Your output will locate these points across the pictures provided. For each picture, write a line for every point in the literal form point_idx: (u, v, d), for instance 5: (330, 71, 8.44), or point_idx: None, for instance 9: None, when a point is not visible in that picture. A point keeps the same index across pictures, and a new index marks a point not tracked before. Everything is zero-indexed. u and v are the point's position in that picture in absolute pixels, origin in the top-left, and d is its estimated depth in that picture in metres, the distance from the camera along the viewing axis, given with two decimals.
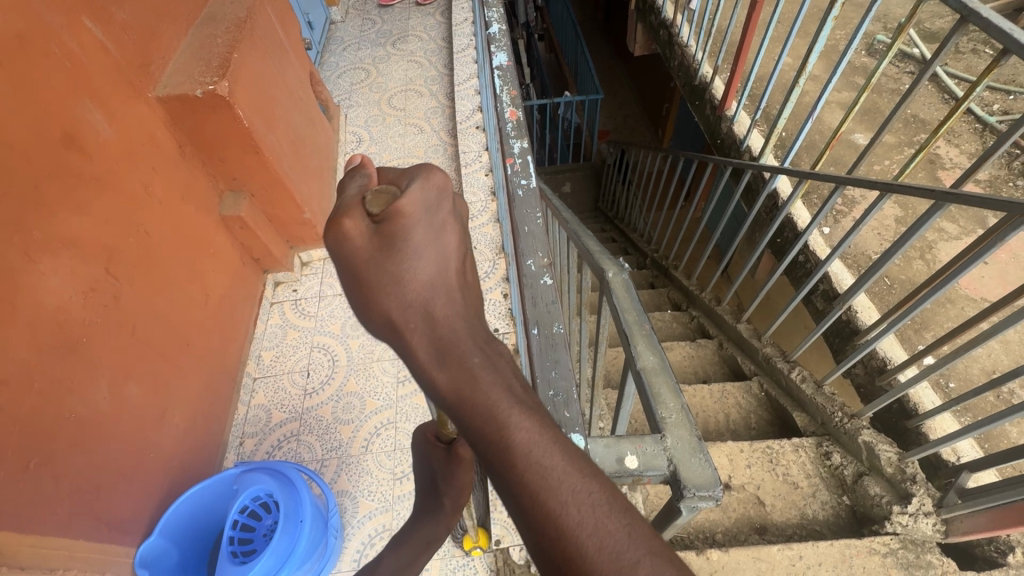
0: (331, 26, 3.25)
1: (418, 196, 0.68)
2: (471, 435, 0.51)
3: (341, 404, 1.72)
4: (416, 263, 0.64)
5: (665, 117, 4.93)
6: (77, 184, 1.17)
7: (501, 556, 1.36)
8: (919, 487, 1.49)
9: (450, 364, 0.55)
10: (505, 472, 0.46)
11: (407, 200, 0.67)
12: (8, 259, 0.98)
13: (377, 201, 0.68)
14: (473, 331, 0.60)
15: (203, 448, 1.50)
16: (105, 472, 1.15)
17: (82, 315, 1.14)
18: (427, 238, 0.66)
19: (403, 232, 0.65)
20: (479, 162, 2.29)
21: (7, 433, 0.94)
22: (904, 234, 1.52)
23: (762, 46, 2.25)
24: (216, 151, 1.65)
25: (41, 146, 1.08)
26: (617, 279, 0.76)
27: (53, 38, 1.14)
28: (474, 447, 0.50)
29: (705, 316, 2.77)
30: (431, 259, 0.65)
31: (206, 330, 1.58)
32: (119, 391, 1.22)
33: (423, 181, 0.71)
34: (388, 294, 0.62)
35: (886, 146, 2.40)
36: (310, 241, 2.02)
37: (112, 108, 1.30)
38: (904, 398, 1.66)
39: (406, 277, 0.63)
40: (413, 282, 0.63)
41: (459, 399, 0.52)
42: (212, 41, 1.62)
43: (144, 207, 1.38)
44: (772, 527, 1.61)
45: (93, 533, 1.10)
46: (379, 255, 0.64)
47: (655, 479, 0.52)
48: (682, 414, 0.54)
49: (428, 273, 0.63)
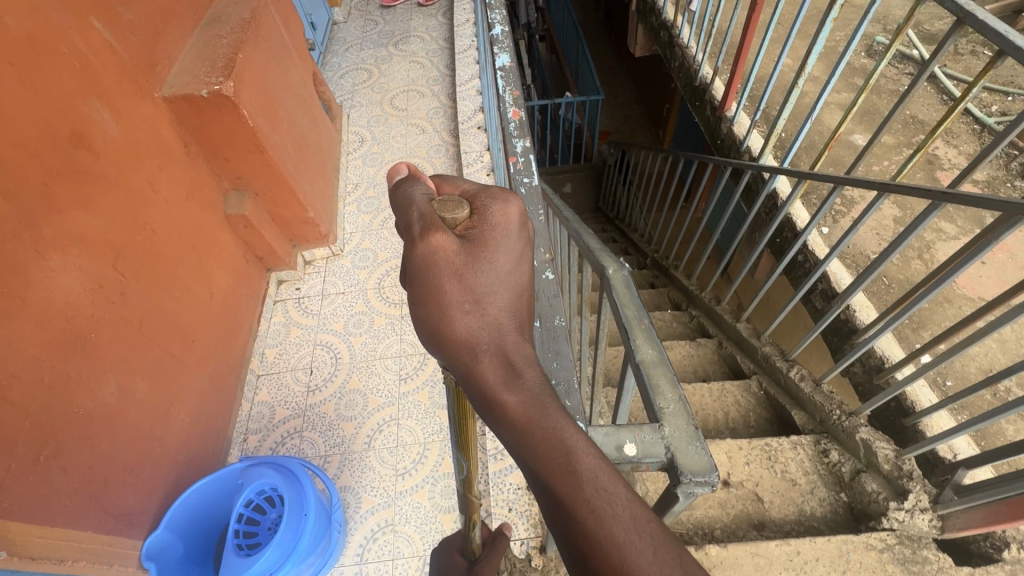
0: (334, 26, 3.27)
1: (500, 224, 0.67)
2: (529, 448, 0.53)
3: (344, 401, 1.73)
4: (497, 286, 0.62)
5: (666, 118, 4.95)
6: (86, 183, 1.19)
7: (501, 551, 1.36)
8: (916, 484, 1.51)
9: (519, 382, 0.56)
10: (564, 486, 0.50)
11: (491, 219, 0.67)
12: (18, 255, 1.00)
13: (450, 210, 0.66)
14: (504, 333, 0.60)
15: (208, 443, 1.52)
16: (113, 466, 1.17)
17: (90, 312, 1.16)
18: (507, 264, 0.64)
19: (487, 254, 0.63)
20: (480, 162, 2.30)
21: (17, 426, 0.96)
22: (902, 233, 1.53)
23: (762, 48, 2.27)
24: (221, 150, 1.67)
25: (50, 144, 1.10)
26: (616, 276, 0.78)
27: (62, 38, 1.16)
28: (529, 459, 0.53)
29: (704, 315, 2.79)
30: (509, 287, 0.63)
31: (211, 327, 1.60)
32: (126, 386, 1.23)
33: (498, 204, 0.69)
34: (466, 313, 0.59)
35: (885, 147, 2.42)
36: (313, 239, 2.04)
37: (119, 108, 1.32)
38: (902, 397, 1.68)
39: (485, 298, 0.60)
40: (490, 308, 0.61)
41: (524, 418, 0.54)
42: (218, 42, 1.64)
43: (150, 206, 1.40)
44: (770, 524, 1.62)
45: (101, 526, 1.12)
46: (461, 272, 0.61)
47: (653, 466, 0.53)
48: (679, 405, 0.56)
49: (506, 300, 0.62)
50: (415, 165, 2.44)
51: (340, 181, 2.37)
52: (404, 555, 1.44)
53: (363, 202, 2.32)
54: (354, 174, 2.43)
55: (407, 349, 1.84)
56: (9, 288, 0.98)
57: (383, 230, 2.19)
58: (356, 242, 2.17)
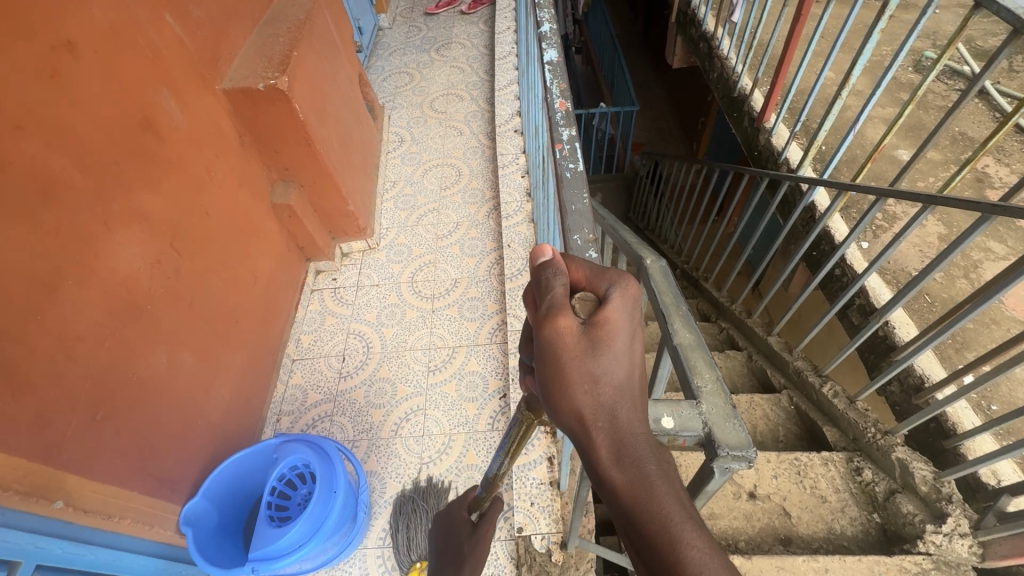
0: (379, 32, 3.39)
1: (615, 309, 0.58)
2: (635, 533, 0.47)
3: (373, 389, 1.78)
4: (615, 366, 0.56)
5: (701, 132, 4.92)
6: (151, 164, 1.27)
7: (523, 544, 1.38)
8: (955, 508, 1.45)
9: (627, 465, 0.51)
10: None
11: (610, 307, 0.57)
12: (89, 226, 1.08)
13: (584, 305, 0.59)
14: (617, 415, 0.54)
15: (246, 420, 1.59)
16: (159, 432, 1.23)
17: (148, 285, 1.24)
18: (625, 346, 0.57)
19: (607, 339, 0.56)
20: (516, 164, 2.32)
21: (79, 385, 1.03)
22: (947, 249, 1.48)
23: (804, 61, 2.25)
24: (273, 142, 1.75)
25: (124, 127, 1.19)
26: (654, 266, 0.79)
27: (139, 31, 1.25)
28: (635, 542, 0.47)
29: (735, 328, 2.76)
30: (623, 363, 0.56)
31: (253, 310, 1.67)
32: (175, 357, 1.30)
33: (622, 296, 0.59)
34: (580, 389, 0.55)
35: (931, 163, 2.35)
36: (352, 232, 2.11)
37: (184, 97, 1.41)
38: (942, 418, 1.62)
39: (601, 377, 0.55)
40: (607, 388, 0.55)
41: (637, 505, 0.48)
42: (275, 41, 1.73)
43: (207, 190, 1.48)
44: (798, 540, 1.57)
45: (146, 487, 1.19)
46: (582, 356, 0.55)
47: (689, 441, 0.53)
48: (717, 385, 0.56)
49: (620, 376, 0.55)
50: (452, 166, 2.49)
51: (380, 179, 2.45)
52: None
53: (400, 199, 2.38)
54: (393, 172, 2.50)
55: (436, 342, 1.88)
56: (79, 256, 1.05)
57: (418, 227, 2.25)
58: (392, 237, 2.23)
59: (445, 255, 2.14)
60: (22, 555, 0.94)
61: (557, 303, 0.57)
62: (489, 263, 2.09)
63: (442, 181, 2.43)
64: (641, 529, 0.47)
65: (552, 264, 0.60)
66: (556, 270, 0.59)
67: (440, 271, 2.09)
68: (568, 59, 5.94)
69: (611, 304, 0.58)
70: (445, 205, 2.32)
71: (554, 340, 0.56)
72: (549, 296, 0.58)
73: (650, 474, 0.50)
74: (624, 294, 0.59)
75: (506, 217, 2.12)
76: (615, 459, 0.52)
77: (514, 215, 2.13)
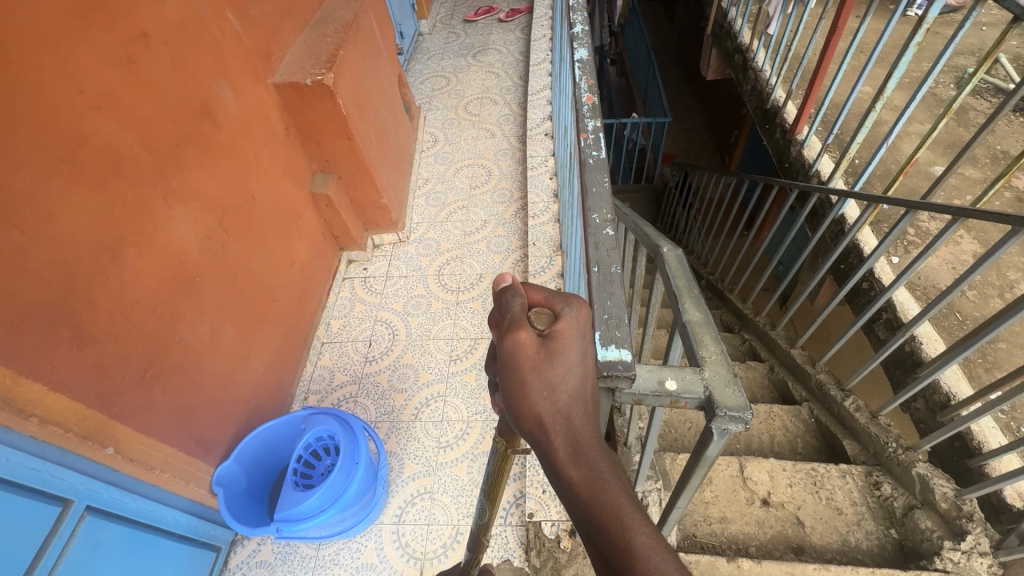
0: (419, 37, 3.52)
1: (571, 321, 0.59)
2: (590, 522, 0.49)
3: (397, 374, 1.85)
4: (569, 374, 0.57)
5: (733, 145, 4.90)
6: (207, 148, 1.37)
7: (533, 529, 1.42)
8: (975, 526, 1.43)
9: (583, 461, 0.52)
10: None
11: (564, 321, 0.59)
12: (150, 200, 1.18)
13: (540, 322, 0.59)
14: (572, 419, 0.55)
15: (276, 394, 1.67)
16: (198, 395, 1.32)
17: (198, 258, 1.33)
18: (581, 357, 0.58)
19: (562, 349, 0.57)
20: (544, 166, 2.38)
21: (133, 343, 1.12)
22: (977, 262, 1.46)
23: (839, 73, 2.25)
24: (316, 135, 1.86)
25: (185, 112, 1.29)
26: (670, 253, 0.83)
27: (203, 26, 1.36)
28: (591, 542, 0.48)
29: (757, 340, 2.74)
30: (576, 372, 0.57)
31: (289, 291, 1.77)
32: (217, 328, 1.40)
33: (575, 308, 0.61)
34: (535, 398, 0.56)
35: (968, 180, 2.31)
36: (384, 224, 2.20)
37: (239, 88, 1.52)
38: (967, 436, 1.59)
39: (557, 385, 0.56)
40: (563, 394, 0.56)
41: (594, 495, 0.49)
42: (323, 39, 1.84)
43: (253, 176, 1.58)
44: (810, 549, 1.56)
45: (184, 446, 1.28)
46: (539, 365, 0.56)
47: (691, 403, 0.58)
48: (720, 355, 0.60)
49: (573, 383, 0.56)
50: (483, 166, 2.57)
51: (413, 176, 2.54)
52: (439, 522, 1.52)
53: (432, 196, 2.46)
54: (425, 170, 2.59)
55: (459, 333, 1.94)
56: (140, 226, 1.15)
57: (448, 223, 2.33)
58: (421, 232, 2.31)
59: (472, 250, 2.21)
60: (75, 496, 1.04)
61: (515, 317, 0.58)
62: (513, 260, 2.15)
63: (473, 181, 2.50)
64: (597, 523, 0.48)
65: (511, 282, 0.62)
66: (513, 291, 0.60)
67: (466, 266, 2.16)
68: (602, 70, 6.01)
69: (567, 319, 0.59)
70: (474, 204, 2.40)
71: (514, 350, 0.56)
72: (508, 312, 0.58)
73: (603, 472, 0.51)
74: (577, 308, 0.60)
75: (532, 216, 2.18)
76: (571, 457, 0.53)
77: (540, 214, 2.18)
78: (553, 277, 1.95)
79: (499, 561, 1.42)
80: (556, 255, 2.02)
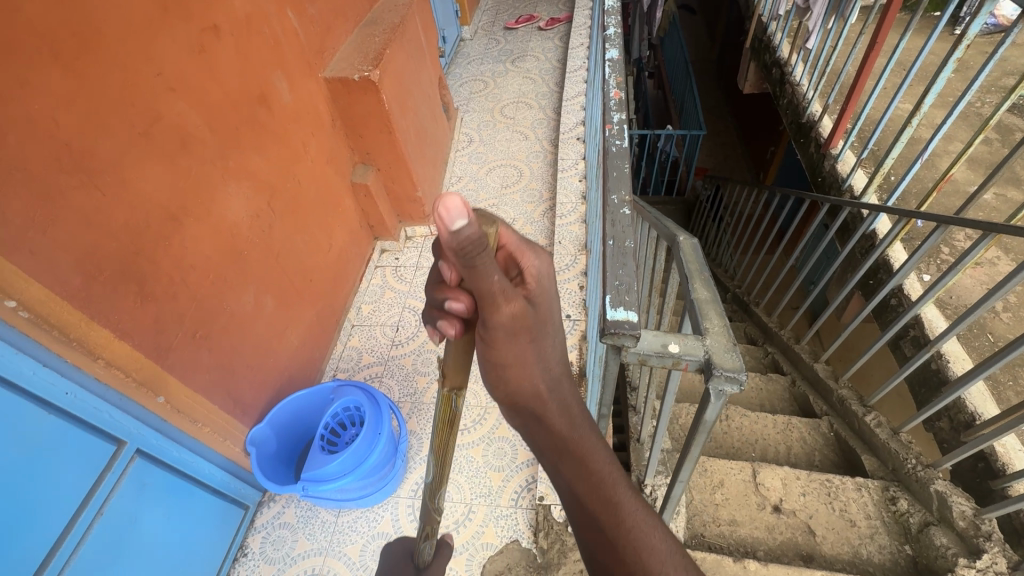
0: (460, 42, 3.65)
1: (539, 275, 0.65)
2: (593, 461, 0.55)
3: (421, 358, 1.93)
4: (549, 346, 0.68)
5: (768, 160, 4.86)
6: (261, 133, 1.49)
7: (542, 512, 1.47)
8: (993, 546, 1.40)
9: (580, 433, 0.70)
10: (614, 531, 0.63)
11: (534, 277, 0.64)
12: (210, 176, 1.29)
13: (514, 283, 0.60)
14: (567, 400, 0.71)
15: (308, 369, 1.77)
16: (239, 360, 1.43)
17: (247, 234, 1.45)
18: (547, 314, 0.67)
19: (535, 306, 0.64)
20: (575, 168, 2.44)
21: (187, 304, 1.23)
22: (1007, 278, 1.44)
23: (876, 88, 2.24)
24: (359, 128, 1.97)
25: (245, 99, 1.41)
26: (685, 241, 0.89)
27: (266, 22, 1.48)
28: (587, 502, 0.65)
29: (781, 354, 2.71)
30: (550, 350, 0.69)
31: (325, 273, 1.87)
32: (260, 300, 1.51)
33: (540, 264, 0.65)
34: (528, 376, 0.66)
35: (1009, 201, 2.25)
36: (417, 217, 2.29)
37: (293, 80, 1.64)
38: (991, 457, 1.56)
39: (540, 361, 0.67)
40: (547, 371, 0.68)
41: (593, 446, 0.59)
42: (371, 39, 1.96)
43: (301, 162, 1.70)
44: (821, 558, 1.55)
45: (224, 405, 1.38)
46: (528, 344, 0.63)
47: (691, 366, 0.63)
48: (723, 328, 0.65)
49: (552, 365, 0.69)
50: (514, 167, 2.65)
51: (447, 173, 2.64)
52: (452, 499, 1.57)
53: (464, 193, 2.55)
54: (459, 168, 2.69)
55: None
56: (200, 199, 1.26)
57: None
58: None
59: None
60: (128, 438, 1.15)
61: (502, 290, 0.51)
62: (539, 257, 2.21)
63: (504, 181, 2.58)
64: (596, 491, 0.66)
65: (489, 242, 0.45)
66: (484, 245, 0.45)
67: None
68: (638, 82, 6.05)
69: (534, 272, 0.64)
70: (503, 202, 2.48)
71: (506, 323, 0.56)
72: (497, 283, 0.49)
73: (595, 447, 0.69)
74: (539, 261, 0.65)
75: (560, 216, 2.24)
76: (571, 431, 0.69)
77: (568, 214, 2.24)
78: (576, 274, 2.01)
79: (508, 541, 1.47)
80: (581, 254, 2.07)
